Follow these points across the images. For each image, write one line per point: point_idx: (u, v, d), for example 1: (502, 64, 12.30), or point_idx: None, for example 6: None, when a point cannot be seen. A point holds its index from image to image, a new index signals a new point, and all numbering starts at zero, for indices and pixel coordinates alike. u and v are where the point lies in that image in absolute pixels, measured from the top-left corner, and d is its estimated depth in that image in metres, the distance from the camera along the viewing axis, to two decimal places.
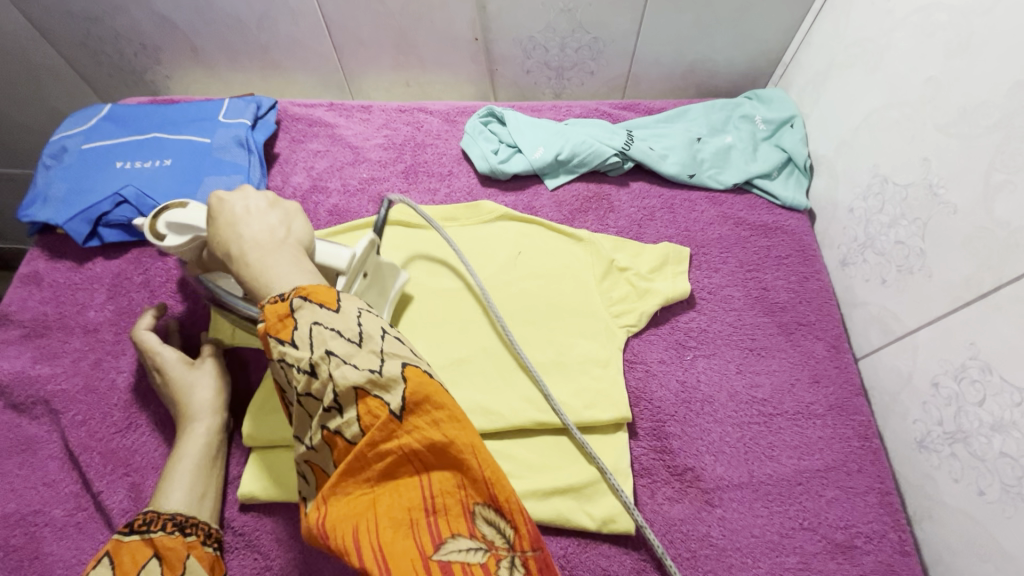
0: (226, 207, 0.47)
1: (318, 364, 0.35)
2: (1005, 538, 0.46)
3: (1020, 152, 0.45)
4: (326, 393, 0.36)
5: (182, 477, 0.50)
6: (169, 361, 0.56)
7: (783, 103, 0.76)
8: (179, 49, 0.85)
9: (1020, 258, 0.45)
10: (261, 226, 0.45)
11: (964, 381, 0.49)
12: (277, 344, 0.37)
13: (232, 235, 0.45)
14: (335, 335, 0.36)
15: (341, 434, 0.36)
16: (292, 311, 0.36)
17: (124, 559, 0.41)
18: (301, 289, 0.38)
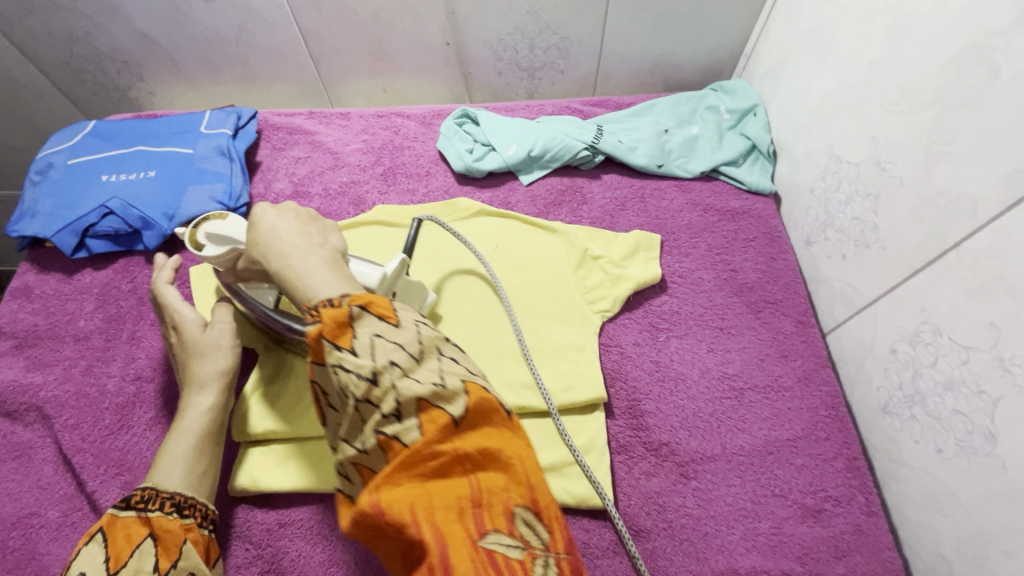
0: (261, 215, 0.47)
1: (380, 372, 0.35)
2: (961, 492, 0.48)
3: (954, 125, 0.48)
4: (386, 401, 0.35)
5: (184, 452, 0.50)
6: (189, 322, 0.58)
7: (746, 93, 0.79)
8: (160, 65, 0.87)
9: (959, 224, 0.47)
10: (293, 231, 0.46)
11: (918, 345, 0.52)
12: (334, 351, 0.36)
13: (267, 238, 0.45)
14: (396, 348, 0.36)
15: (397, 441, 0.35)
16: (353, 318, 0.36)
17: (119, 537, 0.43)
18: (360, 299, 0.38)
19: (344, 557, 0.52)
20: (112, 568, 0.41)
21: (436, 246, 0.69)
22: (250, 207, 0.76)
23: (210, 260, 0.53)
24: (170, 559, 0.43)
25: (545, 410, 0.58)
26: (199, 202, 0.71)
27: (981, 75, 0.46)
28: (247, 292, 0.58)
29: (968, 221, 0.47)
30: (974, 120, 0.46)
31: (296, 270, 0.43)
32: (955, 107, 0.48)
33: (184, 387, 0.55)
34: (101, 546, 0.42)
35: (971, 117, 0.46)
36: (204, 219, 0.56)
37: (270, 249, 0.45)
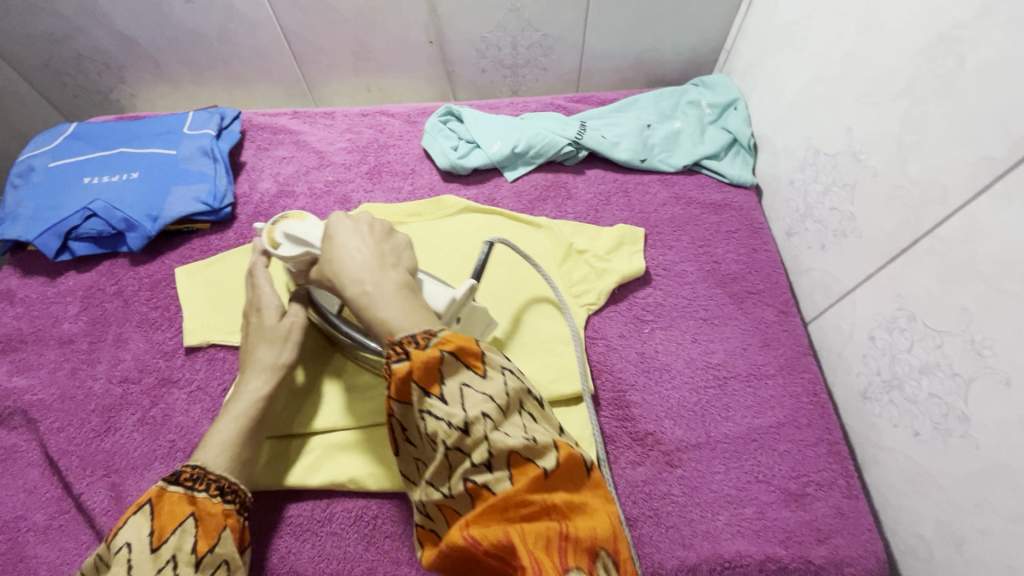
0: (335, 235, 0.47)
1: (472, 422, 0.37)
2: (938, 473, 0.49)
3: (924, 115, 0.49)
4: (477, 450, 0.37)
5: (232, 435, 0.50)
6: (268, 304, 0.56)
7: (727, 88, 0.80)
8: (142, 67, 0.87)
9: (931, 212, 0.49)
10: (366, 253, 0.45)
11: (895, 331, 0.53)
12: (426, 397, 0.38)
13: (341, 261, 0.45)
14: (486, 399, 0.38)
15: (488, 487, 0.37)
16: (443, 365, 0.38)
17: (165, 511, 0.44)
18: (450, 342, 0.39)
19: (333, 552, 0.53)
20: (156, 543, 0.42)
21: (430, 246, 0.70)
22: (235, 208, 0.75)
23: (289, 260, 0.52)
24: (209, 543, 0.44)
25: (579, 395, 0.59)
26: (184, 203, 0.71)
27: (949, 65, 0.47)
28: (318, 296, 0.57)
29: (939, 209, 0.48)
30: (943, 109, 0.47)
31: (373, 295, 0.42)
32: (925, 97, 0.49)
33: (242, 367, 0.55)
34: (149, 519, 0.43)
35: (940, 107, 0.48)
36: (285, 213, 0.56)
37: (343, 272, 0.44)
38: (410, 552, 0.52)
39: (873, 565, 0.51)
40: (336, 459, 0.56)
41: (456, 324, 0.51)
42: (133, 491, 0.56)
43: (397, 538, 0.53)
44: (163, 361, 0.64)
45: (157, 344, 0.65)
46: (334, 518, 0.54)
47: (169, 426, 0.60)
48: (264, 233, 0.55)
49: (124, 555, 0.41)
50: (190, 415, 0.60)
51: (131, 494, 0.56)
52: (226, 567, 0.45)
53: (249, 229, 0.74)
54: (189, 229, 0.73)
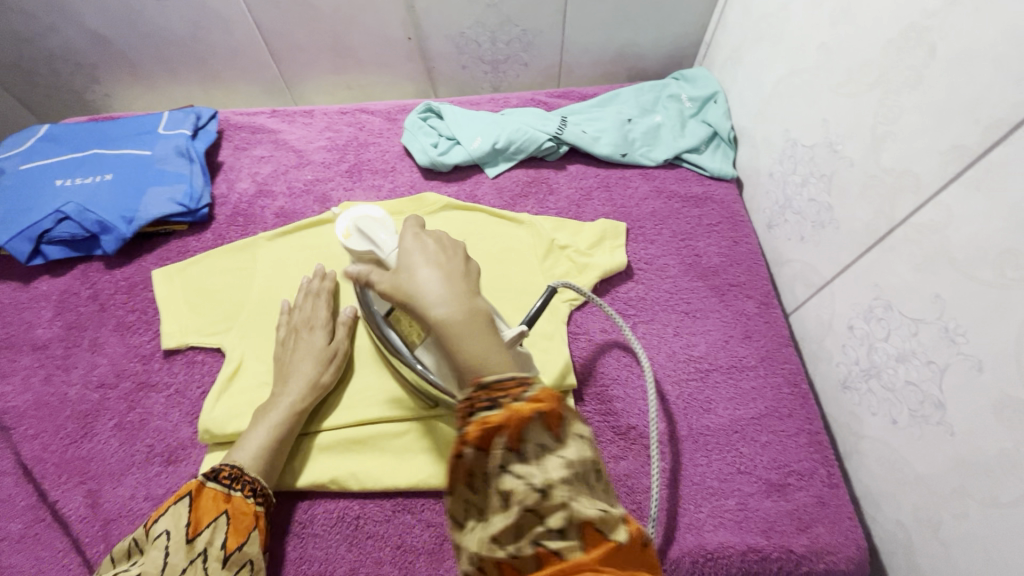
0: (416, 255, 0.41)
1: (551, 484, 0.30)
2: (916, 460, 0.49)
3: (896, 104, 0.49)
4: (553, 517, 0.30)
5: (266, 439, 0.52)
6: (315, 317, 0.60)
7: (707, 81, 0.80)
8: (115, 66, 0.85)
9: (904, 201, 0.49)
10: (451, 274, 0.39)
11: (872, 320, 0.53)
12: (504, 446, 0.31)
13: (422, 282, 0.39)
14: (572, 460, 0.31)
15: (557, 557, 0.29)
16: (530, 419, 0.31)
17: (204, 506, 0.47)
18: (540, 392, 0.32)
19: (314, 554, 0.52)
20: (190, 535, 0.45)
21: None
22: (213, 208, 0.74)
23: (354, 253, 0.51)
24: (237, 541, 0.46)
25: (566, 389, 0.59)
26: (160, 204, 0.70)
27: (919, 55, 0.47)
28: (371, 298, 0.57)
29: (912, 198, 0.48)
30: (914, 98, 0.48)
31: (462, 322, 0.36)
32: (897, 87, 0.49)
33: (279, 376, 0.57)
34: (187, 510, 0.46)
35: (911, 96, 0.48)
36: (362, 207, 0.54)
37: (425, 292, 0.38)
38: (392, 553, 0.52)
39: (854, 553, 0.51)
40: (319, 461, 0.56)
41: None
42: (110, 498, 0.55)
43: (379, 539, 0.53)
44: (140, 365, 0.63)
45: (134, 348, 0.64)
46: (316, 520, 0.54)
47: (147, 431, 0.59)
48: (337, 221, 0.53)
49: (162, 542, 0.44)
50: (169, 419, 0.60)
51: (108, 500, 0.55)
52: (250, 567, 0.46)
53: (227, 230, 0.73)
54: (166, 230, 0.72)
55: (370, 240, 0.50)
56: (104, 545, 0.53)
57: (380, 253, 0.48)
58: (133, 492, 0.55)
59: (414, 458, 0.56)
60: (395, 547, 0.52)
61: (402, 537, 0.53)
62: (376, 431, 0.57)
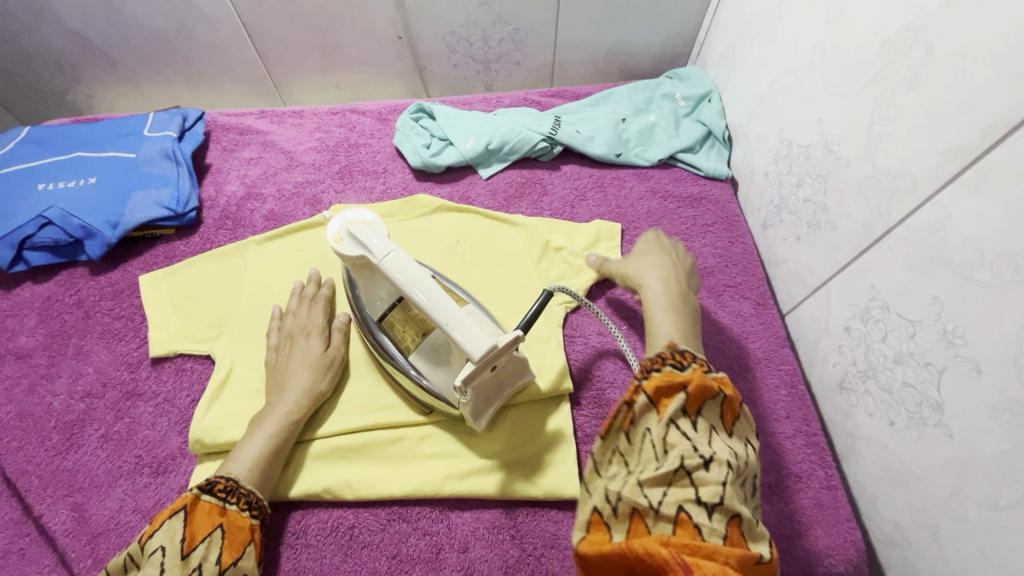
0: (649, 253, 0.60)
1: (713, 458, 0.38)
2: (913, 462, 0.49)
3: (893, 104, 0.49)
4: (708, 482, 0.36)
5: (261, 450, 0.51)
6: (311, 323, 0.59)
7: (701, 79, 0.80)
8: (98, 66, 0.84)
9: (901, 202, 0.49)
10: (669, 269, 0.58)
11: (869, 321, 0.53)
12: (681, 414, 0.40)
13: (646, 264, 0.59)
14: (729, 451, 0.39)
15: (698, 529, 0.34)
16: (706, 403, 0.41)
17: (198, 519, 0.45)
18: (720, 388, 0.42)
19: (308, 565, 0.51)
20: (185, 550, 0.43)
21: (407, 247, 0.68)
22: (200, 212, 0.73)
23: (347, 256, 0.50)
24: (233, 557, 0.44)
25: (563, 394, 0.58)
26: (145, 208, 0.69)
27: (916, 54, 0.47)
28: (365, 304, 0.56)
29: (909, 199, 0.48)
30: (911, 98, 0.47)
31: (668, 299, 0.54)
32: (894, 86, 0.49)
33: (273, 385, 0.56)
34: (182, 524, 0.44)
35: (908, 96, 0.47)
36: (355, 210, 0.53)
37: (646, 273, 0.58)
38: (388, 562, 0.51)
39: (853, 555, 0.51)
40: (311, 470, 0.55)
41: (490, 371, 0.45)
42: (97, 511, 0.54)
43: (375, 548, 0.52)
44: (127, 373, 0.62)
45: (120, 356, 0.63)
46: (309, 530, 0.53)
47: (134, 441, 0.58)
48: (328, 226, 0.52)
49: (157, 558, 0.42)
50: (157, 429, 0.58)
51: (96, 513, 0.54)
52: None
53: (215, 234, 0.71)
54: (152, 235, 0.71)
55: (359, 245, 0.48)
56: (91, 560, 0.51)
57: (372, 258, 0.47)
58: (121, 504, 0.54)
59: (409, 465, 0.55)
60: (391, 556, 0.51)
61: (398, 545, 0.52)
62: (371, 439, 0.56)
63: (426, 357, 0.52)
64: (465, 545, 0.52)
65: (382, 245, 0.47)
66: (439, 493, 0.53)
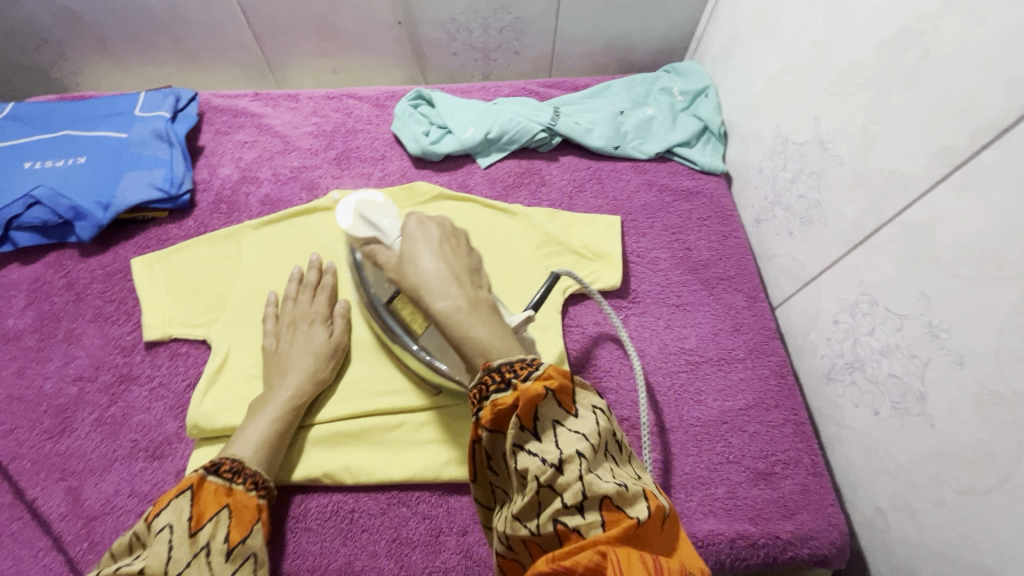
0: (418, 245, 0.44)
1: (565, 457, 0.32)
2: (896, 450, 0.51)
3: (888, 105, 0.51)
4: (571, 487, 0.31)
5: (266, 433, 0.51)
6: (312, 311, 0.59)
7: (697, 75, 0.81)
8: (86, 43, 0.81)
9: (892, 199, 0.50)
10: (446, 272, 0.42)
11: (857, 315, 0.55)
12: (518, 431, 0.33)
13: (423, 271, 0.42)
14: (581, 439, 0.33)
15: (577, 533, 0.30)
16: (540, 401, 0.33)
17: (204, 498, 0.45)
18: (546, 372, 0.34)
19: (308, 548, 0.52)
20: (193, 528, 0.44)
21: None
22: (194, 194, 0.72)
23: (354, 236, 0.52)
24: (242, 534, 0.45)
25: None
26: (137, 189, 0.67)
27: (912, 56, 0.48)
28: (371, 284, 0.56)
29: (900, 197, 0.49)
30: (906, 99, 0.49)
31: (462, 317, 0.39)
32: (889, 87, 0.50)
33: (273, 371, 0.56)
34: (188, 503, 0.44)
35: (903, 97, 0.49)
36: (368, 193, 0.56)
37: (429, 285, 0.41)
38: (388, 546, 0.52)
39: (836, 537, 0.53)
40: (312, 455, 0.55)
41: None
42: (92, 494, 0.53)
43: (374, 532, 0.52)
44: (121, 357, 0.61)
45: (113, 339, 0.62)
46: (309, 514, 0.53)
47: (129, 425, 0.57)
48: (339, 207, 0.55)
49: (165, 536, 0.42)
50: (152, 414, 0.58)
51: (91, 497, 0.53)
52: (254, 560, 0.45)
53: (210, 217, 0.70)
54: (144, 217, 0.69)
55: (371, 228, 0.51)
56: (88, 544, 0.51)
57: (382, 238, 0.50)
58: (117, 488, 0.54)
59: (408, 451, 0.56)
60: (391, 540, 0.52)
61: (398, 529, 0.53)
62: (371, 425, 0.56)
63: (437, 339, 0.53)
64: (464, 529, 0.53)
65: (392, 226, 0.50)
66: (438, 478, 0.54)
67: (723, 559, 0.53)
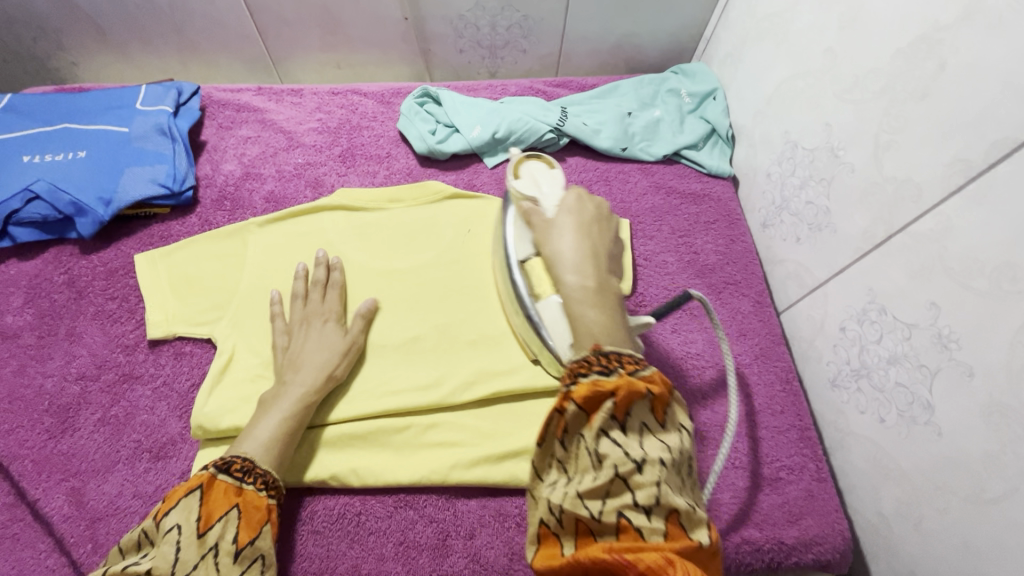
0: (560, 227, 0.47)
1: (647, 460, 0.35)
2: (900, 457, 0.52)
3: (902, 114, 0.50)
4: (646, 490, 0.34)
5: (275, 431, 0.50)
6: (322, 310, 0.59)
7: (706, 76, 0.81)
8: (85, 33, 0.80)
9: (904, 209, 0.50)
10: (584, 254, 0.45)
11: (865, 323, 0.55)
12: (608, 420, 0.36)
13: (563, 248, 0.46)
14: (664, 449, 0.36)
15: (639, 532, 0.33)
16: (637, 400, 0.37)
17: (215, 498, 0.45)
18: (652, 380, 0.37)
19: (316, 552, 0.51)
20: (202, 529, 0.43)
21: (408, 232, 0.67)
22: (197, 190, 0.71)
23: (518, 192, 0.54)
24: (250, 535, 0.45)
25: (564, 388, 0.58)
26: (139, 185, 0.66)
27: (928, 66, 0.48)
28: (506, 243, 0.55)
29: (913, 207, 0.49)
30: (921, 109, 0.49)
31: (587, 297, 0.42)
32: (904, 96, 0.50)
33: (283, 370, 0.55)
34: (198, 503, 0.44)
35: (918, 107, 0.49)
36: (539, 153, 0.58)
37: (564, 261, 0.45)
38: (394, 548, 0.52)
39: (840, 543, 0.54)
40: (319, 458, 0.54)
41: None
42: (95, 495, 0.53)
43: (382, 535, 0.52)
44: (123, 356, 0.60)
45: (115, 338, 0.61)
46: (316, 517, 0.53)
47: (132, 425, 0.56)
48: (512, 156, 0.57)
49: (173, 536, 0.43)
50: (156, 414, 0.57)
51: (94, 498, 0.53)
52: (262, 561, 0.45)
53: (214, 214, 0.69)
54: (146, 213, 0.68)
55: (534, 185, 0.53)
56: (92, 546, 0.51)
57: (541, 205, 0.51)
58: (121, 489, 0.53)
59: (416, 454, 0.55)
60: (398, 543, 0.52)
61: (404, 532, 0.53)
62: (377, 427, 0.56)
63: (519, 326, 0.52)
64: (471, 532, 0.53)
65: (555, 194, 0.52)
66: (446, 481, 0.54)
67: (729, 563, 0.53)
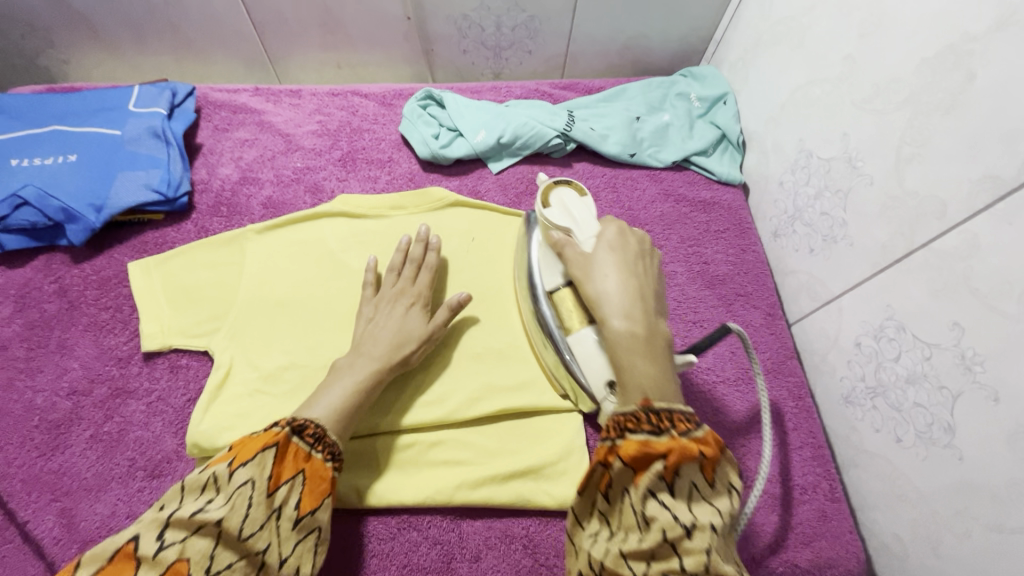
0: (601, 267, 0.48)
1: (696, 525, 0.36)
2: (918, 478, 0.51)
3: (926, 127, 0.49)
4: (695, 557, 0.35)
5: (345, 402, 0.48)
6: (408, 289, 0.57)
7: (716, 80, 0.79)
8: (76, 30, 0.77)
9: (927, 225, 0.49)
10: (629, 296, 0.46)
11: (882, 339, 0.54)
12: (657, 480, 0.38)
13: (606, 291, 0.47)
14: (712, 514, 0.37)
15: None
16: (688, 462, 0.38)
17: (286, 462, 0.42)
18: (701, 442, 0.39)
19: None
20: (272, 488, 0.41)
21: None
22: (192, 196, 0.68)
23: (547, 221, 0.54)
24: (313, 505, 0.43)
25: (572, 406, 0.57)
26: (133, 191, 0.64)
27: (957, 78, 0.46)
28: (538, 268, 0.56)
29: (936, 223, 0.48)
30: (947, 122, 0.47)
31: (636, 344, 0.44)
32: (929, 109, 0.48)
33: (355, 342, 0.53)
34: (272, 459, 0.41)
35: (944, 121, 0.47)
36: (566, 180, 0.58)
37: (609, 301, 0.46)
38: (398, 571, 0.50)
39: (853, 566, 0.53)
40: None
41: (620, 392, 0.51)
42: (87, 516, 0.51)
43: (386, 558, 0.51)
44: (116, 369, 0.58)
45: (108, 350, 0.59)
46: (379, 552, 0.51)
47: (126, 443, 0.54)
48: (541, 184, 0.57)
49: (246, 491, 0.39)
50: (150, 430, 0.55)
51: (85, 519, 0.51)
52: (317, 534, 0.43)
53: (210, 220, 0.67)
54: (140, 220, 0.66)
55: (568, 215, 0.54)
56: None
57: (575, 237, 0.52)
58: (114, 509, 0.51)
59: (420, 473, 0.54)
60: (402, 566, 0.50)
61: (408, 554, 0.51)
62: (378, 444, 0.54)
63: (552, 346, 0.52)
64: (476, 555, 0.51)
65: (589, 224, 0.53)
66: (451, 502, 0.52)
67: None
